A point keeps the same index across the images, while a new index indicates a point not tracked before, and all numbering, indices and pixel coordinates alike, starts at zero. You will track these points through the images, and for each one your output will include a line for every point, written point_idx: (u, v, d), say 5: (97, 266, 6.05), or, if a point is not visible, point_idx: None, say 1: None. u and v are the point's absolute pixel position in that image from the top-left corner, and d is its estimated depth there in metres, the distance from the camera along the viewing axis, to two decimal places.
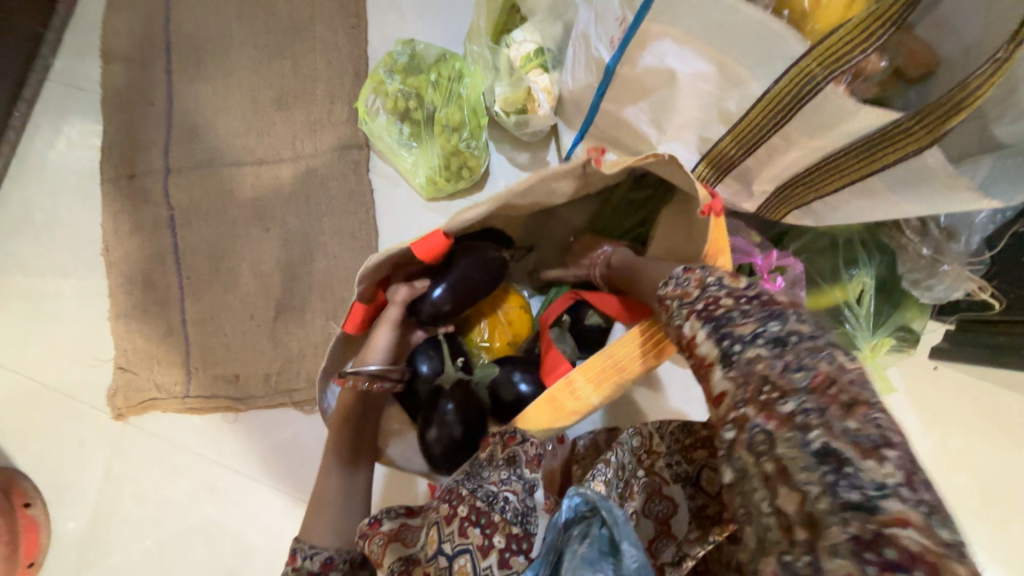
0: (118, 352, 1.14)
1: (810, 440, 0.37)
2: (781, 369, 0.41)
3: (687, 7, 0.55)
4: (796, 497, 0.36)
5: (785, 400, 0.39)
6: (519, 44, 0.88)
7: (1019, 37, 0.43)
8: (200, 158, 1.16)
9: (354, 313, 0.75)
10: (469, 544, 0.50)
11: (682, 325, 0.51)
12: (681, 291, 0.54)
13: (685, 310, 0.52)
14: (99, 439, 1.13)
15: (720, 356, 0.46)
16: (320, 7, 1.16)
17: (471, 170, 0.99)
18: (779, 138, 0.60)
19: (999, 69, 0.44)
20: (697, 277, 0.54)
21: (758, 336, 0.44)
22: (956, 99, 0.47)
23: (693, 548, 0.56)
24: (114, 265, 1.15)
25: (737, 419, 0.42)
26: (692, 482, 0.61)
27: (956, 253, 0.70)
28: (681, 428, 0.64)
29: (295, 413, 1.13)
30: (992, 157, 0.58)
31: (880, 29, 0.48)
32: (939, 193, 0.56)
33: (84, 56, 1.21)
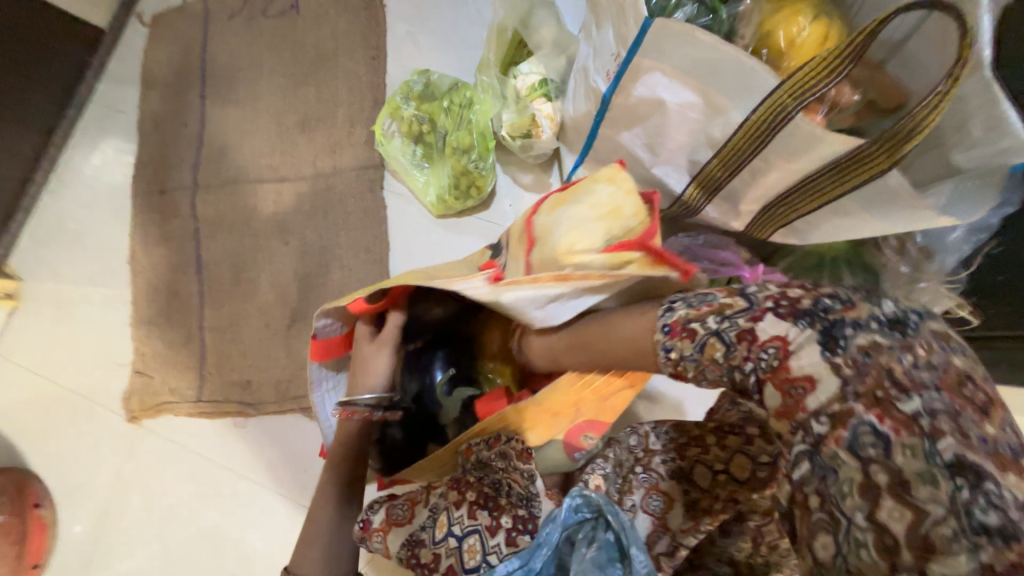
0: (138, 356, 1.19)
1: (940, 451, 0.32)
2: (908, 365, 0.35)
3: (671, 47, 0.61)
4: (906, 515, 0.33)
5: (907, 397, 0.34)
6: (525, 75, 0.95)
7: (957, 72, 0.48)
8: (225, 176, 1.24)
9: (319, 348, 0.76)
10: (479, 525, 0.58)
11: (746, 319, 0.42)
12: (713, 305, 0.44)
13: (742, 317, 0.42)
14: (113, 441, 1.17)
15: (821, 340, 0.38)
16: (343, 39, 1.26)
17: (479, 190, 1.05)
18: (758, 162, 0.65)
19: (940, 101, 0.50)
20: (721, 287, 0.46)
21: (872, 319, 0.37)
22: (911, 127, 0.53)
23: (687, 538, 0.61)
24: (139, 273, 1.22)
25: (837, 414, 0.36)
26: (686, 477, 0.64)
27: (934, 272, 0.75)
28: (675, 428, 0.68)
29: (303, 418, 1.16)
30: (952, 181, 0.63)
31: (842, 64, 0.52)
32: (905, 211, 0.61)
33: (125, 81, 1.31)
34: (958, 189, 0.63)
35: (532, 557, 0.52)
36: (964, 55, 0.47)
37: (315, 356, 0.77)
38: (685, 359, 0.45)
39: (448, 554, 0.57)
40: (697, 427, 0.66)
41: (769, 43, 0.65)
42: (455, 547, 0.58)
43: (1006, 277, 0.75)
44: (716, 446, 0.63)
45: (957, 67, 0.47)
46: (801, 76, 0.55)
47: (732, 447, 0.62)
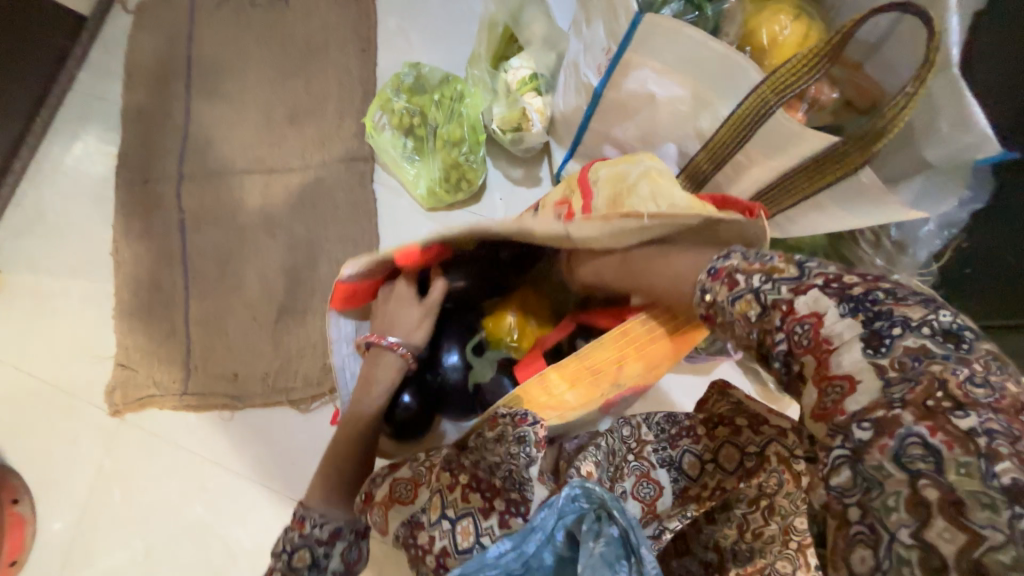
0: (120, 350, 1.17)
1: (997, 473, 0.30)
2: (962, 378, 0.33)
3: (661, 44, 0.63)
4: (959, 537, 0.31)
5: (962, 413, 0.32)
6: (516, 70, 0.96)
7: (923, 75, 0.51)
8: (212, 167, 1.23)
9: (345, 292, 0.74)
10: (471, 508, 0.59)
11: (797, 292, 0.39)
12: (765, 265, 0.42)
13: (786, 284, 0.40)
14: (95, 436, 1.15)
15: (865, 335, 0.36)
16: (333, 32, 1.25)
17: (470, 183, 1.06)
18: (742, 157, 0.67)
19: (908, 101, 0.52)
20: (781, 253, 0.43)
21: (926, 325, 0.35)
22: (880, 124, 0.55)
23: (671, 520, 0.60)
24: (121, 266, 1.20)
25: (883, 421, 0.34)
26: (676, 466, 0.67)
27: (906, 264, 0.79)
28: (667, 419, 0.72)
29: (291, 411, 1.15)
30: (921, 176, 0.66)
31: (820, 63, 0.54)
32: (876, 207, 0.64)
33: (108, 70, 1.29)
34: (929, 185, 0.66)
35: (525, 539, 0.52)
36: (931, 56, 0.50)
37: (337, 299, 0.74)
38: (717, 304, 0.44)
39: (442, 537, 0.59)
40: (688, 420, 0.70)
41: (752, 41, 0.67)
42: (449, 529, 0.59)
43: (974, 270, 0.79)
44: (704, 436, 0.66)
45: (924, 68, 0.50)
46: (782, 74, 0.58)
47: (720, 437, 0.65)
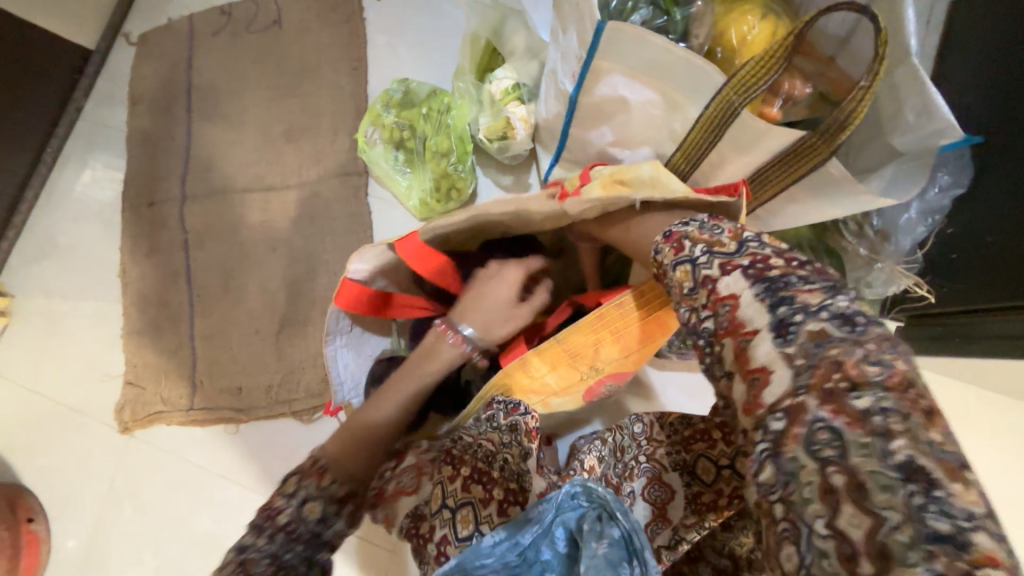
0: (129, 368, 1.21)
1: (893, 451, 0.31)
2: (859, 358, 0.34)
3: (629, 47, 0.65)
4: (866, 523, 0.30)
5: (858, 393, 0.33)
6: (499, 80, 0.98)
7: (876, 68, 0.52)
8: (214, 187, 1.27)
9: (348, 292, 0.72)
10: (472, 498, 0.59)
11: (722, 273, 0.44)
12: (711, 238, 0.48)
13: (720, 259, 0.45)
14: (106, 452, 1.18)
15: (772, 323, 0.38)
16: (326, 51, 1.29)
17: (459, 192, 1.08)
18: (715, 156, 0.69)
19: (862, 95, 0.53)
20: (733, 229, 0.48)
21: (823, 308, 0.37)
22: (843, 117, 0.56)
23: (689, 532, 0.62)
24: (129, 285, 1.24)
25: (793, 407, 0.35)
26: (689, 471, 0.65)
27: (889, 252, 0.82)
28: (681, 421, 0.69)
29: (294, 422, 1.17)
30: (893, 163, 0.65)
31: (777, 63, 0.57)
32: (852, 196, 0.65)
33: (114, 98, 1.34)
34: (904, 168, 0.65)
35: (523, 529, 0.54)
36: (880, 50, 0.51)
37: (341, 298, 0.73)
38: (664, 266, 0.51)
39: (442, 526, 0.58)
40: (704, 423, 0.66)
41: (723, 42, 0.69)
42: (450, 518, 0.58)
43: (960, 255, 0.79)
44: (721, 441, 0.63)
45: (876, 63, 0.51)
46: (744, 75, 0.59)
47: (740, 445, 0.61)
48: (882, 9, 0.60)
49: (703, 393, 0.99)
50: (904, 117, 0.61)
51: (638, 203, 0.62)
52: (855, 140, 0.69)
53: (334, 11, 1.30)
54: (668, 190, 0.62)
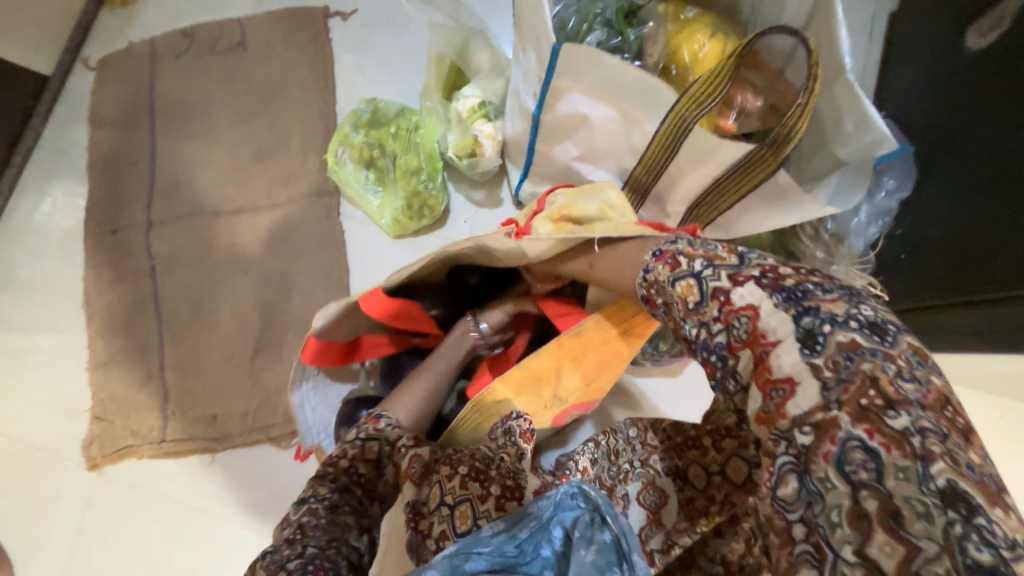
0: (96, 402, 1.17)
1: (933, 475, 0.33)
2: (893, 375, 0.36)
3: (584, 68, 0.67)
4: (898, 551, 0.33)
5: (894, 412, 0.35)
6: (466, 98, 1.00)
7: (812, 87, 0.57)
8: (181, 211, 1.24)
9: (311, 346, 0.78)
10: (469, 495, 0.60)
11: (733, 285, 0.43)
12: (708, 252, 0.47)
13: (726, 271, 0.45)
14: (73, 492, 1.13)
15: (802, 336, 0.39)
16: (292, 71, 1.28)
17: (432, 209, 1.09)
18: (673, 169, 0.71)
19: (803, 110, 0.58)
20: (725, 244, 0.48)
21: (851, 318, 0.38)
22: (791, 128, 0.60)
23: (682, 537, 0.62)
24: (94, 316, 1.21)
25: (823, 422, 0.37)
26: (681, 476, 0.67)
27: (843, 254, 0.87)
28: (673, 427, 0.70)
29: (272, 448, 1.15)
30: (838, 172, 0.69)
31: (725, 78, 0.60)
32: (797, 204, 0.69)
33: (73, 123, 1.30)
34: (843, 180, 0.69)
35: (519, 524, 0.54)
36: (815, 72, 0.56)
37: (306, 352, 0.79)
38: (659, 283, 0.50)
39: (440, 522, 0.60)
40: (694, 429, 0.68)
41: (676, 60, 0.72)
42: (449, 514, 0.60)
43: (908, 254, 0.85)
44: (712, 448, 0.65)
45: (812, 81, 0.56)
46: (695, 91, 0.62)
47: (728, 450, 0.64)
48: (819, 30, 0.64)
49: (677, 398, 1.02)
50: (845, 128, 0.65)
51: (598, 242, 0.64)
52: (805, 149, 0.72)
53: (300, 31, 1.29)
54: (623, 226, 0.65)
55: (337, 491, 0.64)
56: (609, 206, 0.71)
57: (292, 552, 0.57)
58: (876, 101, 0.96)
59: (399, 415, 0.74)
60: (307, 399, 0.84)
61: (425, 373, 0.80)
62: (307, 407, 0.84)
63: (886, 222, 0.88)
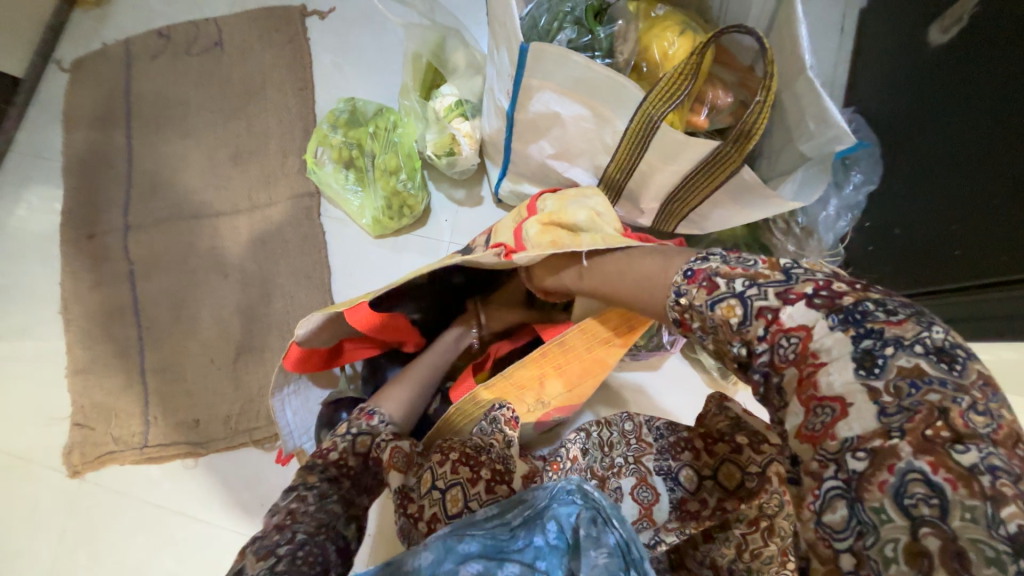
0: (76, 408, 1.16)
1: (1003, 520, 0.30)
2: (966, 408, 0.33)
3: (553, 66, 0.67)
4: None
5: (963, 447, 0.33)
6: (443, 97, 1.00)
7: (768, 87, 0.61)
8: (159, 215, 1.23)
9: (292, 352, 0.77)
10: (460, 478, 0.62)
11: (776, 305, 0.41)
12: (748, 271, 0.44)
13: (773, 289, 0.41)
14: (54, 499, 1.12)
15: (857, 357, 0.37)
16: (269, 72, 1.27)
17: (412, 209, 1.09)
18: (644, 166, 0.73)
19: (761, 107, 0.61)
20: (765, 257, 0.44)
21: (919, 342, 0.35)
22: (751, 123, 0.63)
23: (668, 534, 0.60)
24: (72, 322, 1.19)
25: (878, 450, 0.35)
26: (672, 476, 0.67)
27: (813, 247, 0.88)
28: (668, 427, 0.72)
29: (256, 450, 1.14)
30: (801, 168, 0.70)
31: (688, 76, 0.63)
32: (765, 202, 0.70)
33: (46, 126, 1.28)
34: (807, 174, 0.70)
35: (511, 509, 0.54)
36: (770, 69, 0.59)
37: (287, 359, 0.78)
38: (693, 307, 0.46)
39: (432, 505, 0.61)
40: (687, 431, 0.68)
41: (647, 57, 0.73)
42: (440, 497, 0.61)
43: (875, 247, 0.87)
44: (705, 451, 0.65)
45: (767, 80, 0.59)
46: (661, 89, 0.64)
47: (721, 454, 0.63)
48: (783, 28, 0.66)
49: (661, 392, 1.02)
50: (806, 127, 0.67)
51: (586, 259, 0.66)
52: (775, 145, 0.74)
53: (276, 31, 1.28)
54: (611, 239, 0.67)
55: (326, 480, 0.64)
56: (597, 212, 0.73)
57: (282, 537, 0.55)
58: (847, 96, 0.97)
59: (391, 411, 0.75)
60: (287, 405, 0.83)
61: (416, 372, 0.81)
62: (287, 413, 0.82)
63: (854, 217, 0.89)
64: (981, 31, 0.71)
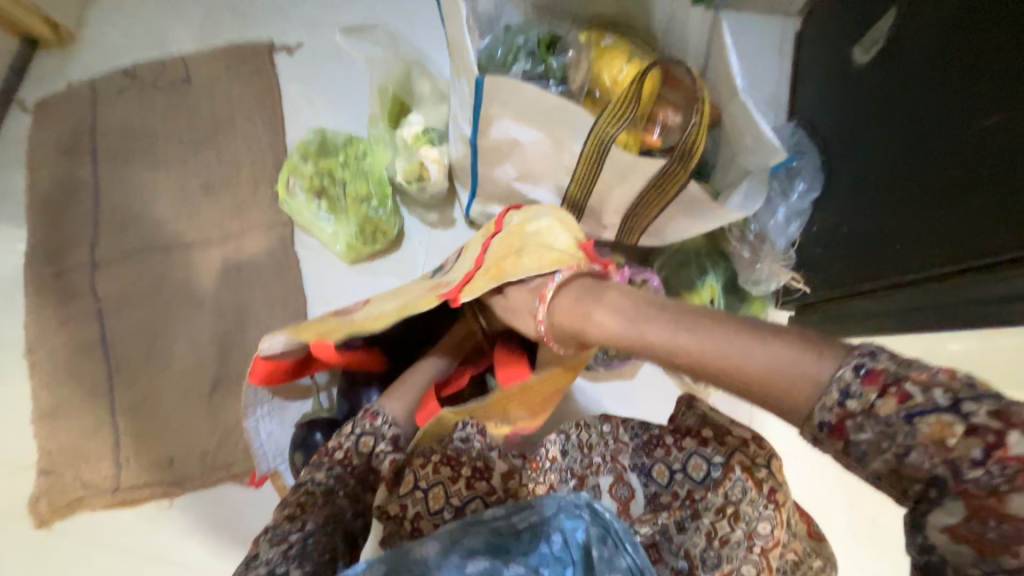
0: (43, 454, 1.12)
1: None
2: None
3: (509, 96, 0.71)
4: None
5: None
6: (411, 124, 1.04)
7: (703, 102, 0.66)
8: (128, 251, 1.22)
9: (257, 369, 0.77)
10: (442, 478, 0.66)
11: (977, 426, 0.35)
12: (930, 378, 0.38)
13: (981, 408, 0.35)
14: (20, 552, 1.08)
15: None
16: (239, 105, 1.28)
17: (385, 233, 1.11)
18: (602, 184, 0.77)
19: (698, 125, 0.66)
20: (943, 365, 0.39)
21: None
22: (692, 138, 0.68)
23: (643, 525, 0.65)
24: (38, 364, 1.16)
25: None
26: (647, 472, 0.69)
27: (767, 250, 0.92)
28: (641, 425, 0.74)
29: (235, 486, 1.11)
30: (746, 179, 0.74)
31: (634, 99, 0.68)
32: (711, 212, 0.74)
33: (9, 167, 1.26)
34: (751, 186, 0.74)
35: (520, 513, 0.60)
36: (702, 93, 0.65)
37: (253, 375, 0.78)
38: (862, 412, 0.40)
39: (414, 504, 0.66)
40: (659, 428, 0.71)
41: (599, 84, 0.78)
42: (422, 497, 0.66)
43: (823, 248, 0.92)
44: (674, 447, 0.68)
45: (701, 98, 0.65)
46: (611, 113, 0.69)
47: (688, 448, 0.67)
48: (719, 54, 0.71)
49: (638, 398, 1.04)
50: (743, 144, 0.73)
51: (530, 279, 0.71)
52: (724, 160, 0.79)
53: (244, 66, 1.30)
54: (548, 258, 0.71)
55: (331, 477, 0.68)
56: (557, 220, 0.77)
57: (293, 526, 0.61)
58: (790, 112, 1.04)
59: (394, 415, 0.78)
60: (264, 427, 0.86)
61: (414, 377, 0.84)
62: (263, 436, 0.85)
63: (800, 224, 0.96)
64: (896, 52, 0.79)
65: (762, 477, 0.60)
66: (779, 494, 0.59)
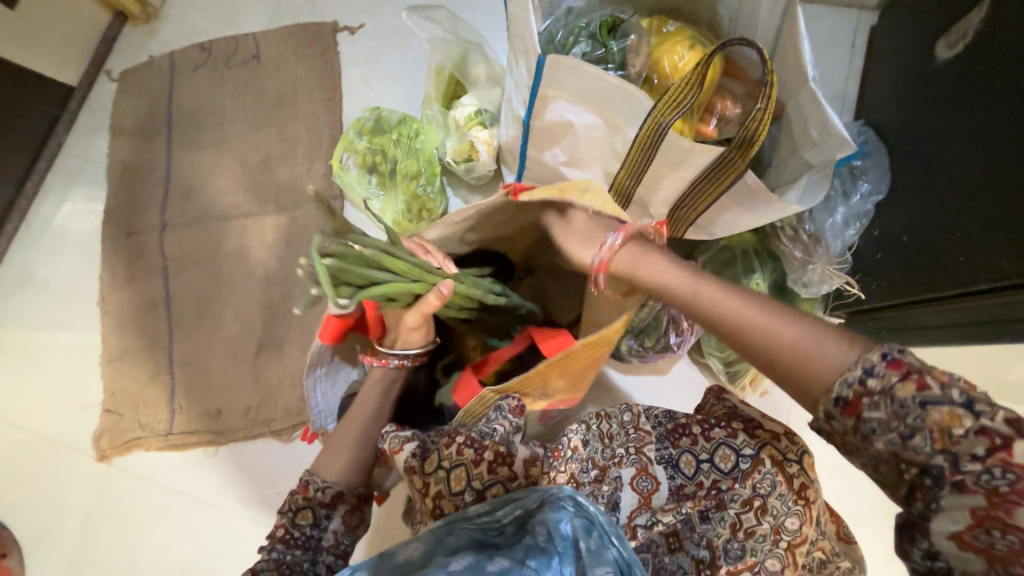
0: (107, 395, 1.22)
1: None
2: None
3: (567, 78, 0.71)
4: None
5: None
6: (463, 106, 1.06)
7: (770, 90, 0.64)
8: (192, 215, 1.30)
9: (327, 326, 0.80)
10: (465, 460, 0.65)
11: (984, 426, 0.42)
12: (955, 380, 0.44)
13: (999, 414, 0.41)
14: (81, 482, 1.18)
15: None
16: (301, 84, 1.34)
17: (430, 212, 1.14)
18: (653, 172, 0.76)
19: (762, 112, 0.64)
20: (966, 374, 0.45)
21: None
22: (752, 130, 0.66)
23: (666, 514, 0.64)
24: (107, 313, 1.26)
25: None
26: (673, 464, 0.68)
27: (820, 253, 0.88)
28: (665, 415, 0.74)
29: (273, 442, 1.18)
30: (806, 175, 0.72)
31: (695, 85, 0.66)
32: (767, 206, 0.73)
33: (94, 132, 1.38)
34: (811, 181, 0.72)
35: (501, 509, 0.61)
36: (770, 78, 0.63)
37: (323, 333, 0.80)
38: (886, 392, 0.45)
39: (437, 483, 0.65)
40: (684, 418, 0.71)
41: (657, 70, 0.77)
42: (444, 477, 0.66)
43: (884, 255, 0.88)
44: (702, 436, 0.68)
45: (768, 86, 0.63)
46: (669, 98, 0.68)
47: (717, 438, 0.67)
48: (789, 41, 0.69)
49: (668, 395, 1.03)
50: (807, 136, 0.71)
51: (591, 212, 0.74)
52: (783, 155, 0.77)
53: (309, 46, 1.35)
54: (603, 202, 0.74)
55: (279, 549, 0.67)
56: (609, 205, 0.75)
57: None
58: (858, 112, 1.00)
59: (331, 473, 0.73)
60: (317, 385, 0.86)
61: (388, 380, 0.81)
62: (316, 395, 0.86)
63: (862, 225, 0.92)
64: (981, 50, 0.74)
65: (793, 472, 0.63)
66: (809, 490, 0.63)
